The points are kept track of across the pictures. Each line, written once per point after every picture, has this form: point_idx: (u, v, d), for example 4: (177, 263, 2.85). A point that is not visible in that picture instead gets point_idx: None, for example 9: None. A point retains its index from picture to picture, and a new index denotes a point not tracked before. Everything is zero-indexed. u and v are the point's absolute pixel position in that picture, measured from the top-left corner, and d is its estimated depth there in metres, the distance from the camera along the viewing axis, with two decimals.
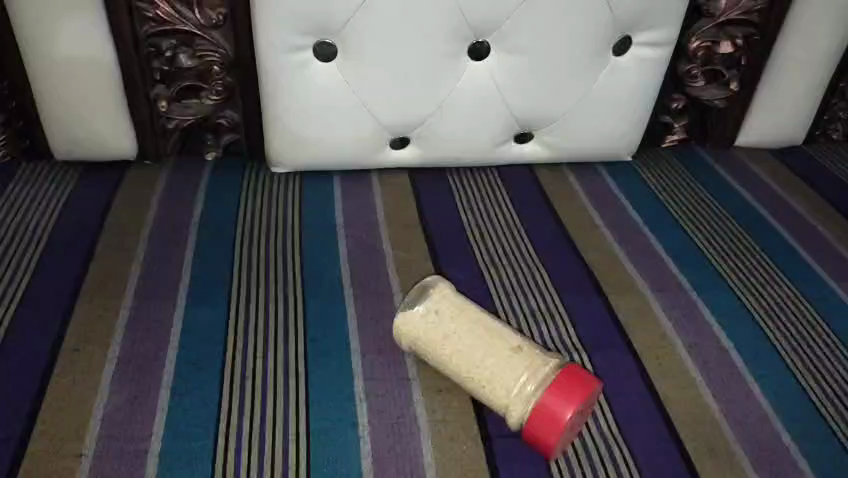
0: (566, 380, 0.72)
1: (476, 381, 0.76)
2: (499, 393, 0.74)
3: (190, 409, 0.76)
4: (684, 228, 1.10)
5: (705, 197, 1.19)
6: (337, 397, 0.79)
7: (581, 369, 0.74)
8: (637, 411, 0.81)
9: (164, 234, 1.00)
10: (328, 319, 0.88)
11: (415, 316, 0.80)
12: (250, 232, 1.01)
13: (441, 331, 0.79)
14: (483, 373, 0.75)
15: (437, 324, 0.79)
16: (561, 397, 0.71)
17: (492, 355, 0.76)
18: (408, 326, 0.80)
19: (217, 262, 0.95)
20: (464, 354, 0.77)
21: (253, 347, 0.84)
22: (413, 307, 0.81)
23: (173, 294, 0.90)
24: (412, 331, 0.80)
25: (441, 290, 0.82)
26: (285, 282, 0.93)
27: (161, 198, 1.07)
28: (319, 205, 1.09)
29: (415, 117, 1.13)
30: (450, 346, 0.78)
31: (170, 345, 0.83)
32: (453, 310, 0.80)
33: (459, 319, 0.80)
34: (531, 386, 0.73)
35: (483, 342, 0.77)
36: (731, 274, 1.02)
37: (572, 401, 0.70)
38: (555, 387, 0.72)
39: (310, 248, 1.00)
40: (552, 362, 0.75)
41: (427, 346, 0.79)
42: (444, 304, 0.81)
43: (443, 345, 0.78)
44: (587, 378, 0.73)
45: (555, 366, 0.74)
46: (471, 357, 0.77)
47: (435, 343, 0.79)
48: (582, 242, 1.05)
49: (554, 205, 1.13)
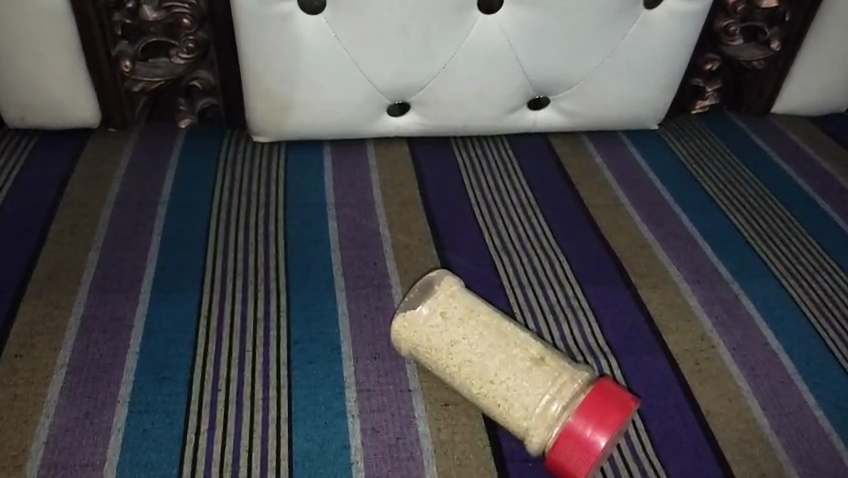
0: (597, 399, 0.60)
1: (490, 398, 0.64)
2: (517, 414, 0.62)
3: (151, 429, 0.64)
4: (721, 208, 0.97)
5: (743, 172, 1.05)
6: (325, 414, 0.67)
7: (615, 384, 0.62)
8: (677, 427, 0.69)
9: (128, 215, 0.87)
10: (316, 318, 0.76)
11: (418, 319, 0.68)
12: (227, 212, 0.88)
13: (447, 338, 0.66)
14: (499, 389, 0.63)
15: (444, 328, 0.67)
16: (594, 421, 0.59)
17: (510, 366, 0.64)
18: (410, 331, 0.68)
19: (188, 248, 0.83)
20: (476, 366, 0.65)
21: (227, 351, 0.72)
22: (416, 309, 0.69)
23: (136, 287, 0.78)
24: (414, 336, 0.68)
25: (447, 289, 0.70)
26: (267, 273, 0.81)
27: (126, 173, 0.94)
28: (306, 181, 0.96)
29: (416, 79, 0.99)
30: (459, 356, 0.65)
31: (130, 350, 0.71)
32: (462, 311, 0.68)
33: (468, 321, 0.67)
34: (556, 405, 0.61)
35: (498, 351, 0.65)
36: (774, 259, 0.90)
37: (608, 426, 0.58)
38: (585, 407, 0.60)
39: (296, 232, 0.87)
40: (581, 377, 0.63)
41: (431, 355, 0.67)
42: (450, 304, 0.68)
43: (451, 354, 0.66)
44: (622, 395, 0.61)
45: (583, 380, 0.62)
46: (485, 369, 0.64)
47: (441, 351, 0.66)
48: (605, 224, 0.92)
49: (572, 180, 1.00)
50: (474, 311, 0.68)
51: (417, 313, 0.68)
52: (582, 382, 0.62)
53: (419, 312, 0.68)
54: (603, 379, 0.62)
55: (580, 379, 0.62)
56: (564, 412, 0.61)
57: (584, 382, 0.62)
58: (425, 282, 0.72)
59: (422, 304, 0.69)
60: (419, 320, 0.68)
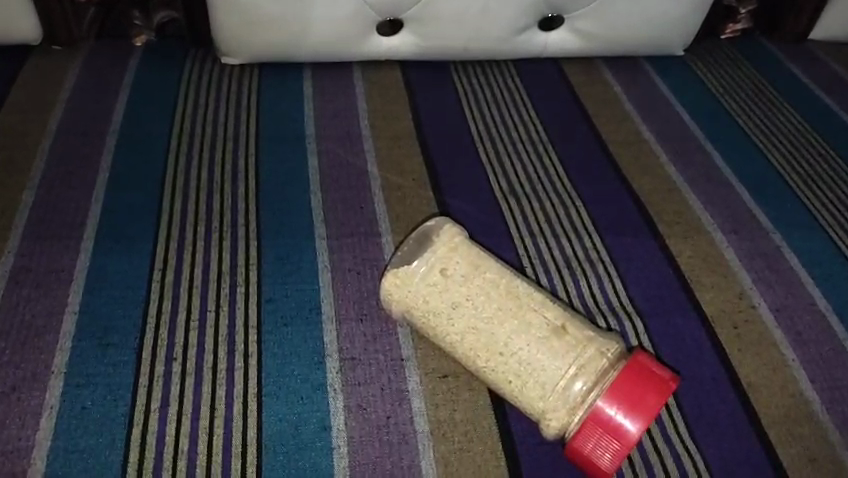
0: (630, 380, 0.49)
1: (500, 373, 0.53)
2: (531, 393, 0.52)
3: (91, 407, 0.54)
4: (759, 146, 0.85)
5: (782, 105, 0.92)
6: (302, 388, 0.56)
7: (649, 359, 0.51)
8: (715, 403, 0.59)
9: (71, 147, 0.74)
10: (292, 272, 0.64)
11: (414, 278, 0.57)
12: (188, 145, 0.76)
13: (450, 300, 0.55)
14: (512, 362, 0.52)
15: (445, 287, 0.55)
16: (626, 405, 0.49)
17: (526, 333, 0.53)
18: (403, 292, 0.57)
19: (142, 187, 0.70)
20: (483, 333, 0.54)
21: (185, 311, 0.60)
22: (410, 266, 0.57)
23: (77, 234, 0.65)
24: (408, 297, 0.57)
25: (449, 241, 0.58)
26: (234, 219, 0.68)
27: (70, 98, 0.80)
28: (282, 109, 0.83)
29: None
30: (464, 323, 0.54)
31: (68, 310, 0.59)
32: (465, 267, 0.56)
33: (473, 280, 0.56)
34: (581, 383, 0.50)
35: (511, 316, 0.54)
36: (820, 207, 0.78)
37: (643, 414, 0.48)
38: (617, 390, 0.49)
39: (270, 170, 0.74)
40: (611, 350, 0.52)
41: (429, 320, 0.56)
42: (452, 260, 0.57)
43: (454, 319, 0.55)
44: (658, 373, 0.50)
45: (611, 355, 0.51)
46: (494, 338, 0.53)
47: (441, 316, 0.55)
48: (628, 163, 0.80)
49: (589, 113, 0.87)
50: (480, 267, 0.56)
51: (412, 269, 0.57)
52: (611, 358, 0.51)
53: (415, 270, 0.57)
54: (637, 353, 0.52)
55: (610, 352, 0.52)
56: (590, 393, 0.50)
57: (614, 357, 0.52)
58: (421, 231, 0.60)
59: (418, 257, 0.58)
60: (415, 278, 0.57)
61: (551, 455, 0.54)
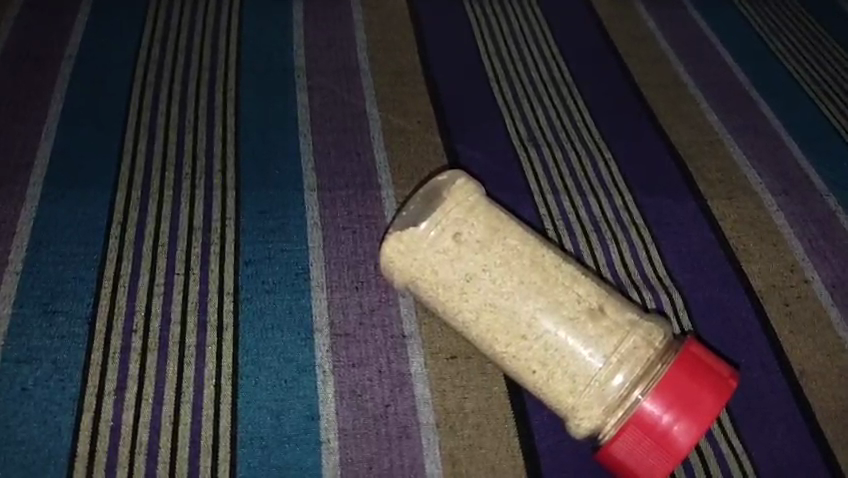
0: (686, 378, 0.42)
1: (523, 360, 0.44)
2: (557, 385, 0.43)
3: (34, 388, 0.45)
4: (809, 94, 0.75)
5: (833, 47, 0.82)
6: (285, 370, 0.48)
7: (705, 352, 0.44)
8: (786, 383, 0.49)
9: (19, 74, 0.63)
10: (276, 230, 0.55)
11: (421, 245, 0.46)
12: (157, 75, 0.65)
13: (466, 271, 0.45)
14: (539, 347, 0.43)
15: (458, 254, 0.45)
16: (678, 411, 0.42)
17: (557, 314, 0.43)
18: (406, 260, 0.46)
19: (100, 124, 0.60)
20: (505, 312, 0.44)
21: (148, 274, 0.51)
22: (418, 228, 0.46)
23: (22, 178, 0.55)
24: (412, 264, 0.46)
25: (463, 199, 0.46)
26: (210, 164, 0.58)
27: (19, 15, 0.69)
28: (267, 36, 0.72)
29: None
30: (481, 299, 0.44)
31: (9, 270, 0.50)
32: (483, 231, 0.45)
33: (492, 248, 0.45)
34: (621, 378, 0.42)
35: (538, 291, 0.44)
36: None
37: (699, 420, 0.42)
38: (670, 390, 0.42)
39: (253, 107, 0.64)
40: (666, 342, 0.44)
41: (439, 292, 0.46)
42: (466, 224, 0.46)
43: (470, 293, 0.45)
44: (716, 371, 0.43)
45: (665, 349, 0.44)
46: (519, 320, 0.44)
47: (454, 289, 0.45)
48: (663, 111, 0.70)
49: (619, 51, 0.76)
50: (498, 232, 0.46)
51: (419, 231, 0.46)
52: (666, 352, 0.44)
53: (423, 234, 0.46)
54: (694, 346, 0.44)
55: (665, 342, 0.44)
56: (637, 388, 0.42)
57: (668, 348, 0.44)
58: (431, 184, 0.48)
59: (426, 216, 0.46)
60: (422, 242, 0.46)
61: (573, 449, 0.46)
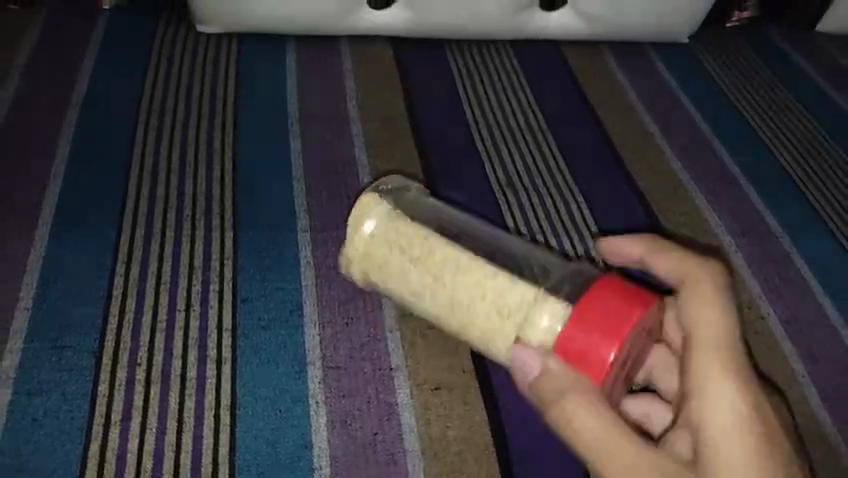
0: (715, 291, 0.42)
1: (474, 320, 0.47)
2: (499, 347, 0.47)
3: (43, 418, 0.48)
4: (766, 144, 0.81)
5: (789, 99, 0.88)
6: (281, 401, 0.51)
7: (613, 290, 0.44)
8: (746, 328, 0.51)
9: (27, 119, 0.67)
10: (272, 269, 0.59)
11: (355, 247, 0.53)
12: (159, 122, 0.69)
13: (410, 255, 0.50)
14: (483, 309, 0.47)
15: (401, 242, 0.51)
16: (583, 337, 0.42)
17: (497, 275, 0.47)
18: (354, 248, 0.53)
19: (105, 167, 0.64)
20: (448, 288, 0.48)
21: (151, 311, 0.54)
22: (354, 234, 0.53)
23: (32, 219, 0.59)
24: (367, 254, 0.52)
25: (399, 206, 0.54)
26: (209, 206, 0.62)
27: (28, 64, 0.73)
28: (262, 86, 0.76)
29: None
30: (423, 276, 0.49)
31: (19, 307, 0.53)
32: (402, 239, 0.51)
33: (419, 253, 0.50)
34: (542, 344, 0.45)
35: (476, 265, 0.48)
36: (830, 210, 0.74)
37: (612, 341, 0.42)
38: (587, 319, 0.43)
39: (250, 153, 0.68)
40: (696, 265, 0.44)
41: (388, 275, 0.51)
42: (399, 222, 0.52)
43: (416, 279, 0.50)
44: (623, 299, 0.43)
45: (696, 279, 0.43)
46: (462, 298, 0.48)
47: (399, 271, 0.51)
48: (632, 158, 0.75)
49: (591, 101, 0.82)
50: (433, 231, 0.51)
51: (367, 227, 0.52)
52: (696, 284, 0.43)
53: (367, 232, 0.52)
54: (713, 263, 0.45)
55: (690, 262, 0.45)
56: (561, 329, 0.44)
57: (696, 266, 0.44)
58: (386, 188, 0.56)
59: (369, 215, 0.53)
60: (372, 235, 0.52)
61: (537, 436, 0.52)
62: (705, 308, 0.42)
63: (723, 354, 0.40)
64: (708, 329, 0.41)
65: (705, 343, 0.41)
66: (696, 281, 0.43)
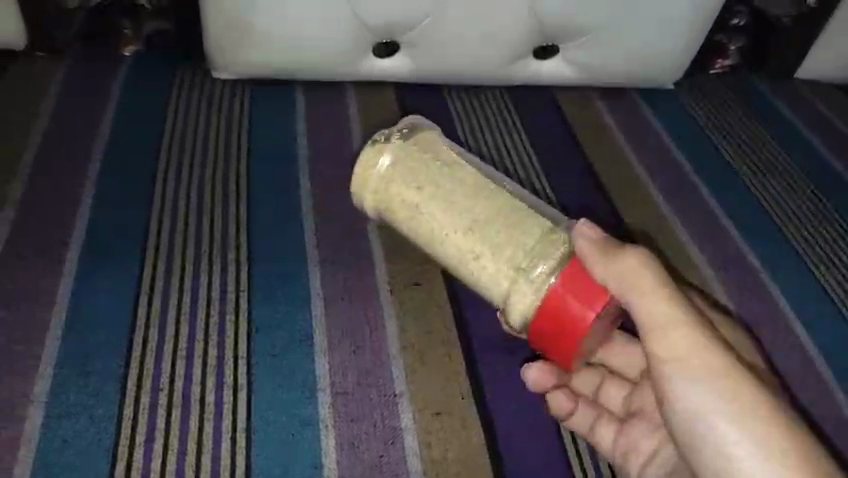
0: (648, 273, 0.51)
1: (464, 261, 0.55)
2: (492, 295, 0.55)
3: (73, 438, 0.52)
4: (747, 184, 0.86)
5: (769, 142, 0.93)
6: (294, 423, 0.55)
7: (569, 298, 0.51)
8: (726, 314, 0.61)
9: (56, 159, 0.72)
10: (284, 300, 0.63)
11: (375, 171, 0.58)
12: (178, 162, 0.74)
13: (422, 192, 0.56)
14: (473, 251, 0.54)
15: (404, 185, 0.57)
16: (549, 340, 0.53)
17: (487, 238, 0.54)
18: (369, 185, 0.58)
19: (128, 204, 0.68)
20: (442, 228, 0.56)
21: (173, 339, 0.58)
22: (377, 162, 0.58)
23: (61, 253, 0.63)
24: (377, 191, 0.58)
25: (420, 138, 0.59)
26: (225, 242, 0.67)
27: (56, 107, 0.78)
28: (274, 128, 0.81)
29: (397, 4, 0.84)
30: (434, 196, 0.56)
31: (49, 335, 0.57)
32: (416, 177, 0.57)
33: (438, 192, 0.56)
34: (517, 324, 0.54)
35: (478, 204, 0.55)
36: (806, 247, 0.79)
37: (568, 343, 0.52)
38: (545, 318, 0.52)
39: (262, 191, 0.73)
40: (611, 246, 0.52)
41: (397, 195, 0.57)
42: (418, 154, 0.58)
43: (422, 209, 0.56)
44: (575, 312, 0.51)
45: (608, 259, 0.51)
46: (450, 242, 0.55)
47: (408, 199, 0.56)
48: (621, 196, 0.80)
49: (582, 143, 0.87)
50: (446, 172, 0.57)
51: (379, 165, 0.58)
52: (614, 260, 0.51)
53: (382, 166, 0.58)
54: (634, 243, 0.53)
55: (610, 246, 0.52)
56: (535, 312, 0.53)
57: (619, 250, 0.52)
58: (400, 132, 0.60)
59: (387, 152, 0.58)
60: (388, 176, 0.57)
61: (547, 438, 0.57)
62: (648, 288, 0.51)
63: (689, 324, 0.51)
64: (663, 312, 0.51)
65: (669, 322, 0.51)
66: (608, 262, 0.51)
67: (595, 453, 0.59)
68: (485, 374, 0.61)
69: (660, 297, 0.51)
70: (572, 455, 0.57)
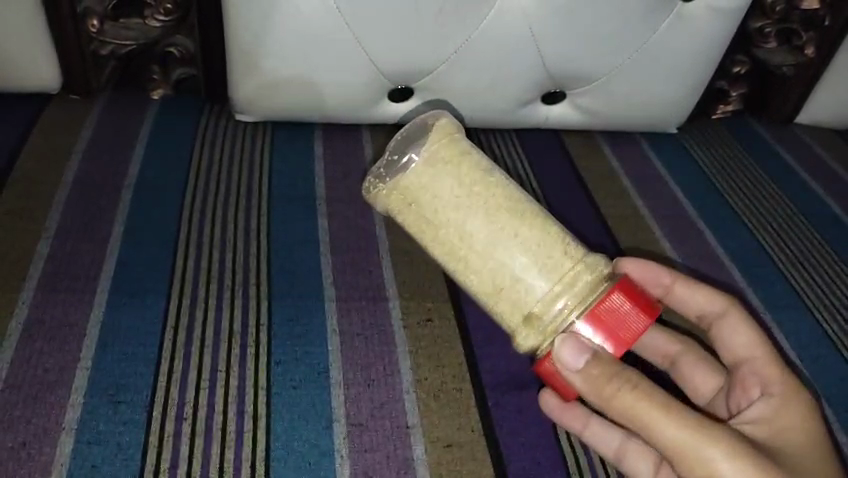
0: (650, 407, 0.51)
1: (483, 269, 0.58)
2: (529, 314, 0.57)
3: (101, 464, 0.54)
4: (748, 226, 0.89)
5: (768, 185, 0.96)
6: (310, 453, 0.57)
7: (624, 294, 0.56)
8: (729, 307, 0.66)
9: (88, 195, 0.75)
10: (301, 334, 0.66)
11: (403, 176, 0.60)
12: (202, 200, 0.77)
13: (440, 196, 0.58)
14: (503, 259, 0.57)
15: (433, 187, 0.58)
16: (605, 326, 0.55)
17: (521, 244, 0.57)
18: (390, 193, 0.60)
19: (154, 240, 0.72)
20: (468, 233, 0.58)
21: (196, 371, 0.61)
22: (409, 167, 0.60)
23: (91, 287, 0.66)
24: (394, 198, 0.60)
25: (447, 134, 0.61)
26: (246, 277, 0.70)
27: (88, 146, 0.82)
28: (294, 169, 0.85)
29: (393, 11, 0.84)
30: (454, 201, 0.58)
31: (80, 364, 0.60)
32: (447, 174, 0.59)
33: (485, 190, 0.59)
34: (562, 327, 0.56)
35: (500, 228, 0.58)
36: (805, 287, 0.81)
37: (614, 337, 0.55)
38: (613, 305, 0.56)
39: (284, 228, 0.76)
40: (612, 381, 0.52)
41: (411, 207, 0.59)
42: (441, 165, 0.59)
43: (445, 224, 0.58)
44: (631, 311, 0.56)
45: (603, 392, 0.52)
46: (483, 245, 0.57)
47: (429, 201, 0.58)
48: (625, 236, 0.83)
49: (588, 185, 0.90)
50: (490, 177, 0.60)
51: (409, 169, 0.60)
52: (606, 394, 0.52)
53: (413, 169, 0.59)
54: (622, 367, 0.53)
55: (600, 377, 0.52)
56: (584, 365, 0.53)
57: (610, 381, 0.52)
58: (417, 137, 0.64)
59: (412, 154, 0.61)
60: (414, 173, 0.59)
61: (553, 468, 0.59)
62: (659, 421, 0.51)
63: (712, 446, 0.50)
64: (680, 438, 0.50)
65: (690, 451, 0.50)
66: (603, 391, 0.52)
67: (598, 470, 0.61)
68: (495, 407, 0.63)
69: (670, 426, 0.51)
70: (574, 472, 0.60)
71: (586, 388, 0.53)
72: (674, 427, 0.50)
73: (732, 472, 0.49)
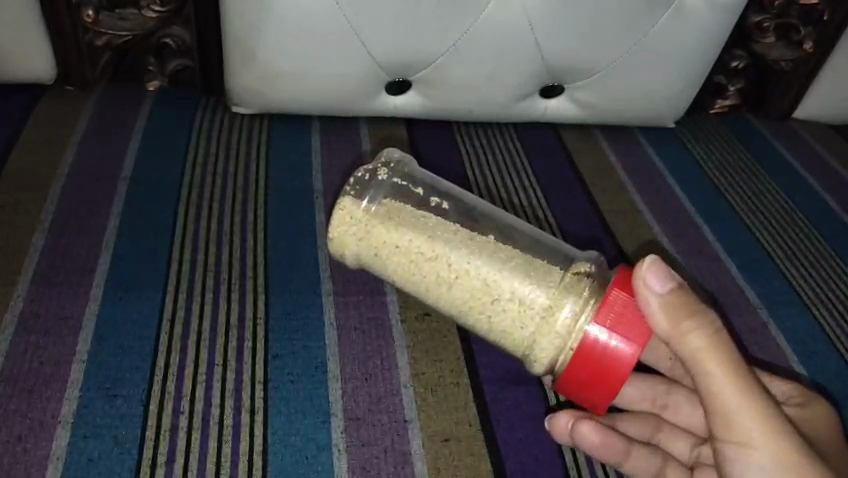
0: (719, 359, 0.51)
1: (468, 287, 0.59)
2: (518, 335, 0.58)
3: (97, 458, 0.54)
4: (745, 222, 0.89)
5: (767, 180, 0.96)
6: (306, 447, 0.57)
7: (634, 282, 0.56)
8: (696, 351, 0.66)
9: (84, 187, 0.75)
10: (297, 329, 0.65)
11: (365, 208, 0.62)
12: (199, 193, 0.77)
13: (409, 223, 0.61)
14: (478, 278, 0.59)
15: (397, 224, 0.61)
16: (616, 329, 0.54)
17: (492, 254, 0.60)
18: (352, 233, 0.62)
19: (151, 233, 0.72)
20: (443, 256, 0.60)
21: (192, 364, 0.61)
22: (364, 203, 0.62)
23: (87, 280, 0.66)
24: (363, 235, 0.61)
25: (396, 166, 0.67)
26: (243, 270, 0.70)
27: (83, 138, 0.81)
28: (291, 163, 0.84)
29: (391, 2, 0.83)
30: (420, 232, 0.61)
31: (75, 359, 0.60)
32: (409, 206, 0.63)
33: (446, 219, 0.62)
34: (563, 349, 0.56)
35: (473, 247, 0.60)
36: (802, 284, 0.81)
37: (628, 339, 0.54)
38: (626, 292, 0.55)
39: (281, 222, 0.76)
40: (694, 316, 0.51)
41: (386, 232, 0.61)
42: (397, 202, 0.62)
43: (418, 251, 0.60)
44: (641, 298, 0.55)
45: (680, 326, 0.51)
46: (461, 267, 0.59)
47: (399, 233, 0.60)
48: (622, 232, 0.83)
49: (585, 180, 0.90)
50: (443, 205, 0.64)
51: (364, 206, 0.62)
52: (683, 329, 0.51)
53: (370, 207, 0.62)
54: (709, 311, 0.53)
55: (688, 309, 0.51)
56: (666, 292, 0.51)
57: (692, 316, 0.52)
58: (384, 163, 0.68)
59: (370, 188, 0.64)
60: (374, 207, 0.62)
61: (550, 463, 0.59)
62: (717, 380, 0.51)
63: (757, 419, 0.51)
64: (731, 399, 0.51)
65: (734, 414, 0.51)
66: (681, 324, 0.51)
67: (595, 464, 0.61)
68: (492, 402, 0.63)
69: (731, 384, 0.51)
70: (572, 465, 0.60)
71: (664, 318, 0.52)
72: (731, 385, 0.51)
73: (771, 442, 0.51)
